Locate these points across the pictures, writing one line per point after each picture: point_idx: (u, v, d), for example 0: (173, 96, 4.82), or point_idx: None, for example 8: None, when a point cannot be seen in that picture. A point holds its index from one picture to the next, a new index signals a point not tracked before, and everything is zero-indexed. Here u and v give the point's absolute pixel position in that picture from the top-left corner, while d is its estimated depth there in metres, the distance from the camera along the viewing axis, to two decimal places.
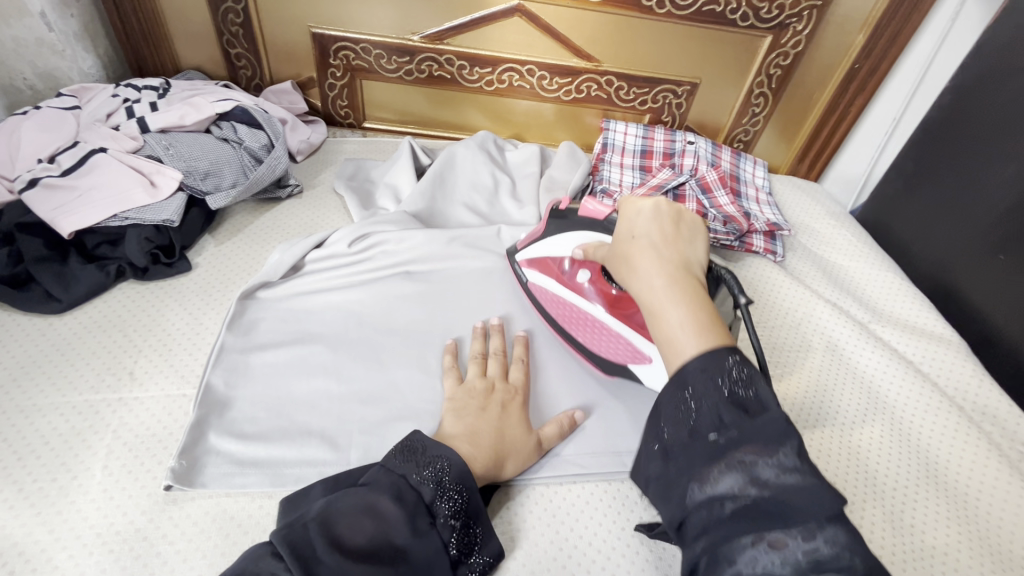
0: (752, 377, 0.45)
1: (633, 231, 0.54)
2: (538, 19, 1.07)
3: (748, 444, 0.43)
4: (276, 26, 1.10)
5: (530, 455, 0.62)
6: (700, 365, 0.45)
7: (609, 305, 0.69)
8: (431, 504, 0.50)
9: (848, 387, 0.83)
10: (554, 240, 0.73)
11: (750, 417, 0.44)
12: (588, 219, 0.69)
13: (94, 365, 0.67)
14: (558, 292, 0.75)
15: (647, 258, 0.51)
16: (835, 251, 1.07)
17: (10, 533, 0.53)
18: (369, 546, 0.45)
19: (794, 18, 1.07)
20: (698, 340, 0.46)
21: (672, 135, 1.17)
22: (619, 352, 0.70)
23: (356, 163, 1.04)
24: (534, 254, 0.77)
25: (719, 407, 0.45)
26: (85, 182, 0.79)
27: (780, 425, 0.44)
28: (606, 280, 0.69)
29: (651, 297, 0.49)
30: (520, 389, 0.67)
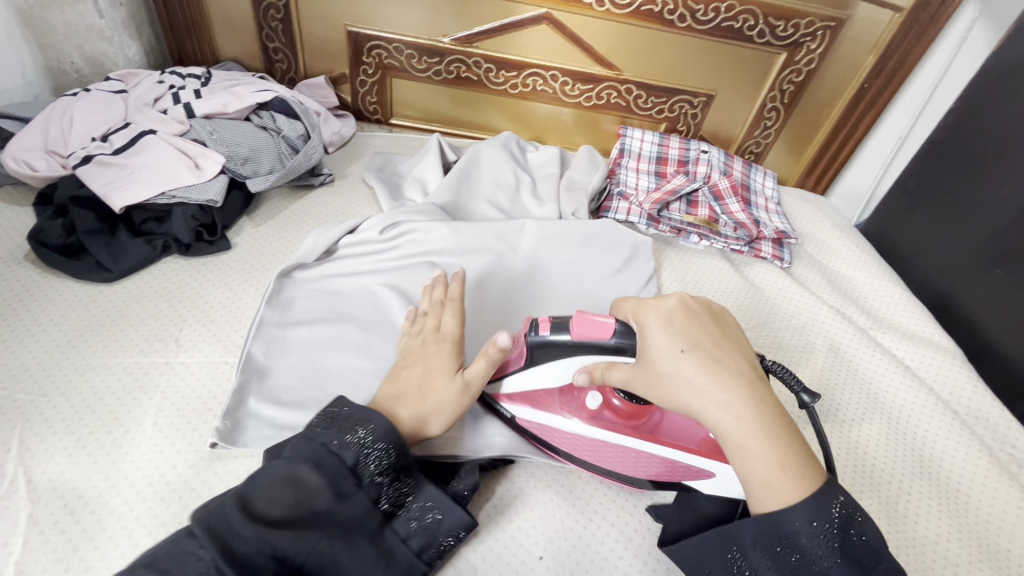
0: (855, 524, 0.48)
1: (678, 346, 0.53)
2: (564, 27, 1.12)
3: None
4: (313, 23, 1.15)
5: (458, 398, 0.59)
6: (804, 514, 0.47)
7: (629, 425, 0.64)
8: (355, 468, 0.51)
9: (849, 388, 0.87)
10: (540, 370, 0.63)
11: (863, 568, 0.47)
12: (584, 339, 0.58)
13: (143, 331, 0.71)
14: (564, 427, 0.66)
15: (710, 378, 0.51)
16: (840, 260, 1.12)
17: (69, 478, 0.57)
18: (289, 515, 0.47)
19: (808, 37, 1.11)
20: (796, 475, 0.49)
21: (686, 144, 1.22)
22: (664, 471, 0.63)
23: (384, 156, 1.09)
24: (515, 389, 0.66)
25: (828, 564, 0.47)
26: (136, 161, 0.84)
27: (887, 567, 0.48)
28: (613, 395, 0.64)
29: (731, 428, 0.50)
30: (453, 335, 0.64)
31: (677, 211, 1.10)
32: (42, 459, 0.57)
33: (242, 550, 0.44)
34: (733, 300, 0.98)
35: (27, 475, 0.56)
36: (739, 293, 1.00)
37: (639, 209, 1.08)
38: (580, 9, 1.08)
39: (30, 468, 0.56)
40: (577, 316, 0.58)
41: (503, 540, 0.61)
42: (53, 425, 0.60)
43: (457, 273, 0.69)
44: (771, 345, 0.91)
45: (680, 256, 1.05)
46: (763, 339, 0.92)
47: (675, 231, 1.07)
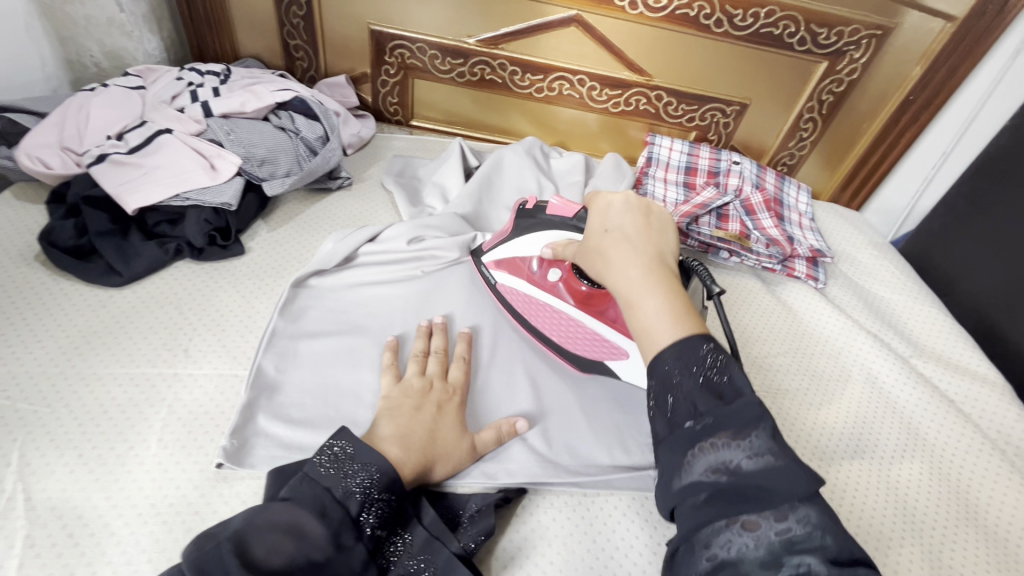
0: (723, 362, 0.47)
1: (607, 226, 0.57)
2: (594, 30, 1.07)
3: (722, 429, 0.44)
4: (335, 21, 1.12)
5: (463, 454, 0.61)
6: (674, 350, 0.47)
7: (581, 303, 0.72)
8: (357, 518, 0.50)
9: (887, 421, 0.82)
10: (523, 239, 0.76)
11: (723, 402, 0.45)
12: (555, 218, 0.74)
13: (151, 339, 0.69)
14: (528, 293, 0.75)
15: (622, 250, 0.54)
16: (876, 281, 1.06)
17: (69, 496, 0.54)
18: (288, 566, 0.43)
19: (852, 46, 1.06)
20: (672, 326, 0.49)
21: (717, 154, 1.17)
22: (596, 348, 0.71)
23: (404, 160, 1.06)
24: (502, 254, 0.77)
25: (692, 393, 0.46)
26: (152, 160, 0.81)
27: (755, 408, 0.45)
28: (576, 277, 0.71)
29: (628, 288, 0.52)
30: (459, 391, 0.66)
31: (706, 224, 1.04)
32: (42, 475, 0.55)
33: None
34: (764, 323, 0.94)
35: (26, 492, 0.53)
36: (772, 316, 0.95)
37: None
38: (611, 12, 1.04)
39: (31, 484, 0.54)
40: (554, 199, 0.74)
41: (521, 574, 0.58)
42: (55, 439, 0.57)
43: (465, 334, 0.73)
44: (803, 372, 0.86)
45: None
46: (795, 364, 0.88)
47: (704, 246, 1.02)
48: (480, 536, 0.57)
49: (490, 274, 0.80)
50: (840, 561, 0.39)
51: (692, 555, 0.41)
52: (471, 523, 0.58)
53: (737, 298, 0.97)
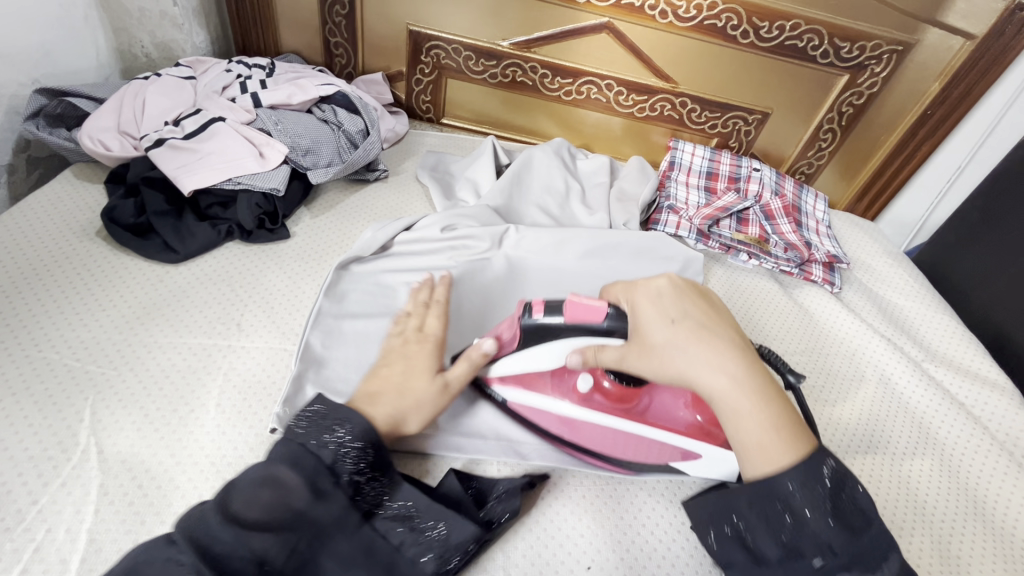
0: (845, 487, 0.50)
1: (671, 316, 0.56)
2: (624, 37, 1.11)
3: (850, 565, 0.48)
4: (375, 21, 1.17)
5: (437, 398, 0.61)
6: (795, 479, 0.49)
7: (619, 407, 0.65)
8: (332, 466, 0.51)
9: (899, 420, 0.85)
10: (537, 351, 0.64)
11: (852, 534, 0.48)
12: (576, 322, 0.61)
13: (206, 312, 0.73)
14: (555, 409, 0.67)
15: (706, 348, 0.54)
16: (889, 287, 1.10)
17: (137, 452, 0.58)
18: (267, 516, 0.47)
19: (873, 60, 1.10)
20: (788, 439, 0.51)
21: (738, 161, 1.21)
22: (654, 454, 0.65)
23: (437, 156, 1.10)
24: (507, 372, 0.67)
25: (822, 528, 0.48)
26: (206, 146, 0.86)
27: (882, 538, 0.49)
28: (604, 377, 0.64)
29: (723, 396, 0.52)
30: (436, 335, 0.65)
31: (727, 228, 1.09)
32: (112, 431, 0.59)
33: (220, 554, 0.44)
34: (781, 323, 0.97)
35: (99, 446, 0.57)
36: (790, 319, 0.98)
37: (689, 224, 1.07)
38: (642, 20, 1.08)
39: (102, 438, 0.58)
40: (569, 302, 0.61)
41: (543, 527, 0.62)
42: (123, 399, 0.62)
43: (444, 275, 0.71)
44: (819, 372, 0.90)
45: (728, 273, 1.05)
46: (811, 365, 0.91)
47: (724, 248, 1.07)
48: (503, 515, 0.60)
49: (497, 392, 0.69)
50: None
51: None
52: (498, 501, 0.61)
53: (754, 299, 1.00)
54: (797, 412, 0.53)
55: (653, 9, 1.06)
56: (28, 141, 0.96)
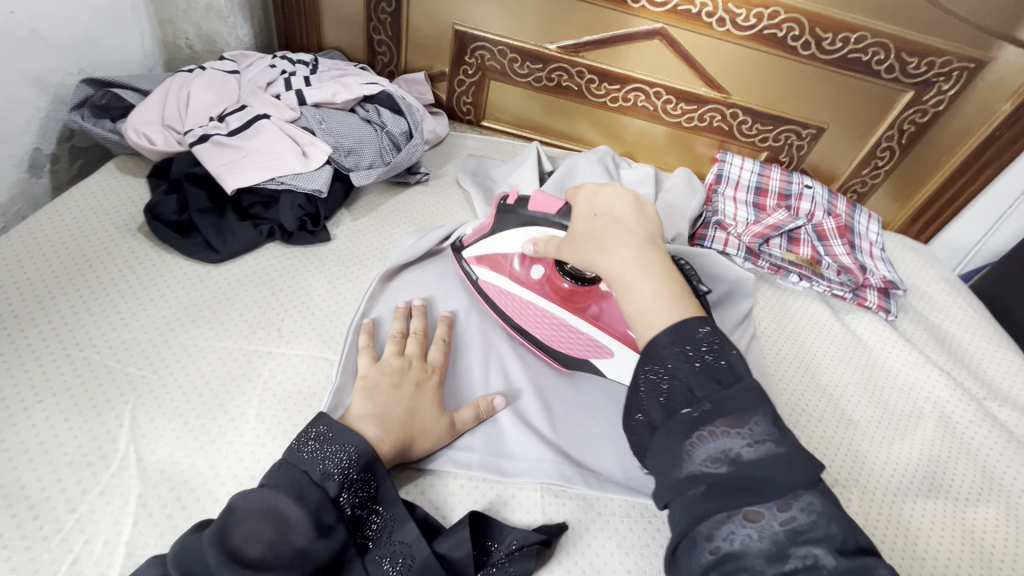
0: (721, 347, 0.46)
1: (594, 209, 0.58)
2: (678, 44, 1.07)
3: (722, 414, 0.43)
4: (421, 20, 1.14)
5: (441, 432, 0.62)
6: (669, 338, 0.46)
7: (562, 300, 0.73)
8: (336, 499, 0.50)
9: (961, 462, 0.80)
10: (503, 237, 0.73)
11: (721, 387, 0.44)
12: (536, 213, 0.68)
13: (246, 317, 0.71)
14: (509, 290, 0.75)
15: (614, 233, 0.54)
16: (949, 318, 1.04)
17: (176, 460, 0.56)
18: (267, 554, 0.45)
19: (942, 77, 1.04)
20: (669, 307, 0.48)
21: (788, 176, 1.16)
22: (578, 347, 0.72)
23: (478, 160, 1.07)
24: (482, 252, 0.77)
25: (691, 380, 0.45)
26: (251, 144, 0.84)
27: (752, 394, 0.44)
28: (559, 274, 0.72)
29: (619, 270, 0.51)
30: (437, 370, 0.67)
31: (777, 247, 1.04)
32: (152, 438, 0.57)
33: None
34: (833, 350, 0.93)
35: (138, 453, 0.56)
36: (842, 346, 0.94)
37: (737, 241, 1.02)
38: (698, 27, 1.04)
39: (141, 446, 0.56)
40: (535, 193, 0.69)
41: (589, 557, 0.59)
42: (164, 405, 0.60)
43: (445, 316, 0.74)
44: (874, 404, 0.85)
45: (775, 293, 1.01)
46: (865, 397, 0.86)
47: (774, 267, 1.03)
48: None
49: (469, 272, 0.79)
50: (845, 549, 0.39)
51: (693, 547, 0.41)
52: (508, 563, 0.54)
53: (803, 324, 0.96)
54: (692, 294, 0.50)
55: (711, 17, 1.02)
56: (71, 131, 0.96)
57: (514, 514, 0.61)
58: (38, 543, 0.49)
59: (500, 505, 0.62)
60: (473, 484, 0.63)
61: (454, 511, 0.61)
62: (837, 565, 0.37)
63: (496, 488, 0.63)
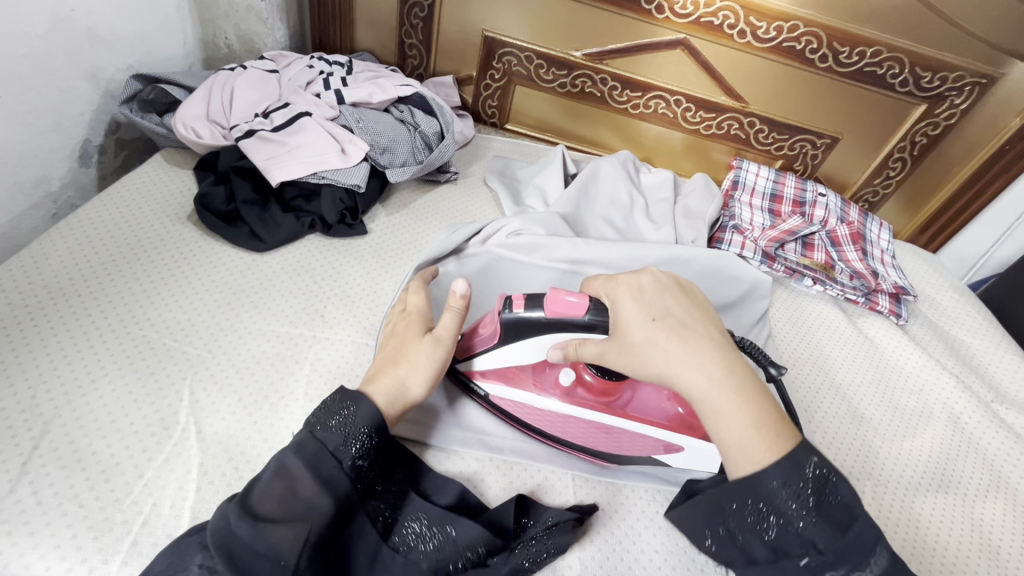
0: (833, 484, 0.49)
1: (648, 315, 0.55)
2: (699, 54, 1.11)
3: (838, 559, 0.47)
4: (451, 26, 1.19)
5: (431, 350, 0.60)
6: (778, 477, 0.49)
7: (597, 400, 0.66)
8: (335, 449, 0.52)
9: (971, 461, 0.83)
10: (516, 348, 0.64)
11: (838, 530, 0.48)
12: (558, 317, 0.59)
13: (292, 302, 0.75)
14: (534, 403, 0.67)
15: (684, 346, 0.53)
16: (959, 325, 1.07)
17: (232, 433, 0.60)
18: (282, 507, 0.47)
19: (955, 91, 1.08)
20: (768, 434, 0.50)
21: (803, 185, 1.20)
22: (635, 446, 0.66)
23: (504, 161, 1.12)
24: (491, 367, 0.67)
25: (805, 525, 0.48)
26: (295, 139, 0.88)
27: (867, 532, 0.48)
28: (585, 371, 0.65)
29: (708, 396, 0.52)
30: (418, 309, 0.66)
31: (792, 251, 1.08)
32: (210, 412, 0.61)
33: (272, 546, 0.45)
34: (847, 353, 0.96)
35: (198, 426, 0.59)
36: (855, 349, 0.97)
37: (754, 245, 1.06)
38: (720, 39, 1.08)
39: (199, 419, 0.60)
40: (551, 295, 0.59)
41: (618, 536, 0.62)
42: (218, 381, 0.63)
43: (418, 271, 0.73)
44: (888, 407, 0.88)
45: (791, 297, 1.04)
46: (879, 401, 0.89)
47: (789, 272, 1.06)
48: (542, 554, 0.56)
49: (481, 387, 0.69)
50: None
51: None
52: (546, 536, 0.57)
53: (818, 330, 0.99)
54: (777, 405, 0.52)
55: (733, 29, 1.06)
56: (118, 124, 1.00)
57: (547, 495, 0.64)
58: (110, 504, 0.52)
59: (533, 486, 0.65)
60: (507, 466, 0.66)
61: (490, 490, 0.64)
62: None
63: (529, 471, 0.67)
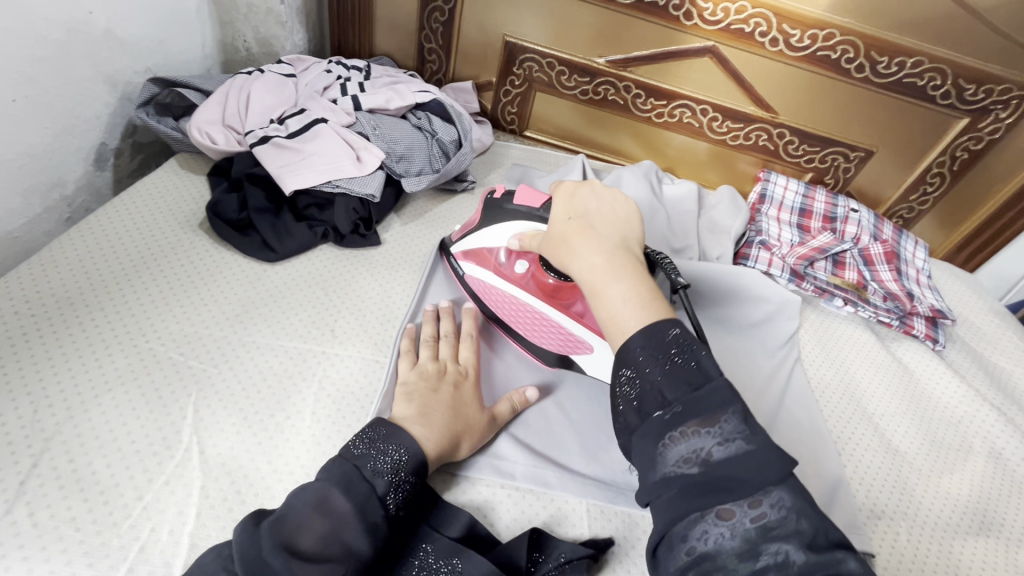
0: (692, 347, 0.46)
1: (568, 215, 0.59)
2: (728, 63, 1.07)
3: (692, 415, 0.43)
4: (472, 30, 1.16)
5: (483, 434, 0.63)
6: (641, 341, 0.47)
7: (546, 295, 0.74)
8: (383, 497, 0.50)
9: (1016, 503, 0.77)
10: (489, 231, 0.75)
11: (692, 389, 0.44)
12: (521, 207, 0.71)
13: (302, 316, 0.73)
14: (492, 283, 0.77)
15: (583, 238, 0.55)
16: (999, 351, 1.02)
17: (235, 455, 0.57)
18: (320, 546, 0.45)
19: (1000, 105, 1.03)
20: (639, 308, 0.49)
21: (834, 199, 1.14)
22: (562, 344, 0.73)
23: (523, 169, 1.09)
24: (468, 246, 0.79)
25: (659, 381, 0.45)
26: (310, 147, 0.86)
27: (722, 394, 0.43)
28: (544, 270, 0.72)
29: (591, 277, 0.53)
30: (470, 370, 0.67)
31: (822, 269, 1.03)
32: (214, 432, 0.59)
33: None
34: (877, 378, 0.91)
35: (200, 447, 0.57)
36: (888, 375, 0.92)
37: (782, 262, 1.02)
38: (751, 47, 1.04)
39: (203, 440, 0.58)
40: (518, 189, 0.72)
41: (635, 575, 0.58)
42: (224, 399, 0.61)
43: (470, 309, 0.75)
44: (923, 438, 0.83)
45: (821, 318, 0.99)
46: (913, 431, 0.84)
47: (819, 291, 1.01)
48: None
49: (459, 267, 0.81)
50: (817, 545, 0.38)
51: (671, 547, 0.40)
52: None
53: (845, 350, 0.94)
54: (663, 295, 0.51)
55: (765, 37, 1.02)
56: (135, 127, 0.99)
57: (562, 527, 0.61)
58: (108, 528, 0.50)
59: (546, 518, 0.62)
60: (519, 494, 0.63)
61: (501, 521, 0.61)
62: (806, 560, 0.38)
63: (542, 500, 0.63)
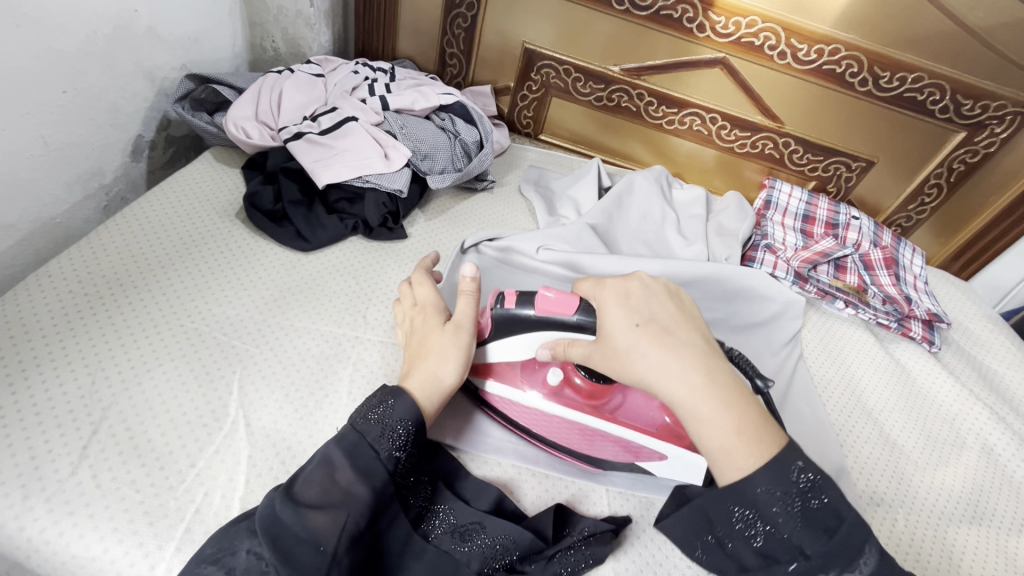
0: (820, 485, 0.47)
1: (633, 320, 0.55)
2: (737, 73, 1.12)
3: (827, 564, 0.46)
4: (492, 37, 1.21)
5: (453, 340, 0.62)
6: (765, 484, 0.47)
7: (586, 401, 0.68)
8: (372, 441, 0.52)
9: (1005, 494, 0.82)
10: (508, 341, 0.67)
11: (828, 535, 0.46)
12: (547, 315, 0.62)
13: (333, 303, 0.76)
14: (523, 401, 0.68)
15: (662, 351, 0.52)
16: (992, 355, 1.07)
17: (279, 428, 0.61)
18: (322, 497, 0.48)
19: (995, 120, 1.08)
20: (752, 442, 0.48)
21: (836, 208, 1.19)
22: (621, 453, 0.66)
23: (540, 172, 1.13)
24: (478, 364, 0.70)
25: (791, 531, 0.47)
26: (341, 144, 0.90)
27: (855, 531, 0.46)
28: (574, 372, 0.67)
29: (694, 405, 0.50)
30: (428, 299, 0.67)
31: (825, 273, 1.08)
32: (258, 406, 0.62)
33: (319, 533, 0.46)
34: (877, 376, 0.95)
35: (246, 419, 0.61)
36: (887, 375, 0.96)
37: (786, 265, 1.06)
38: (760, 59, 1.09)
39: (249, 412, 0.61)
40: (541, 294, 0.63)
41: (652, 549, 0.62)
42: (266, 376, 0.65)
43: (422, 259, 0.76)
44: (919, 433, 0.87)
45: (824, 319, 1.04)
46: (911, 428, 0.88)
47: (821, 293, 1.06)
48: (581, 564, 0.56)
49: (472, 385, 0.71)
50: None
51: None
52: (585, 545, 0.58)
53: (847, 352, 0.98)
54: (766, 415, 0.51)
55: (773, 50, 1.07)
56: (168, 121, 1.03)
57: (583, 505, 0.65)
58: (165, 492, 0.54)
59: (567, 494, 0.66)
60: (543, 475, 0.67)
61: (526, 497, 0.65)
62: None
63: (564, 481, 0.67)
